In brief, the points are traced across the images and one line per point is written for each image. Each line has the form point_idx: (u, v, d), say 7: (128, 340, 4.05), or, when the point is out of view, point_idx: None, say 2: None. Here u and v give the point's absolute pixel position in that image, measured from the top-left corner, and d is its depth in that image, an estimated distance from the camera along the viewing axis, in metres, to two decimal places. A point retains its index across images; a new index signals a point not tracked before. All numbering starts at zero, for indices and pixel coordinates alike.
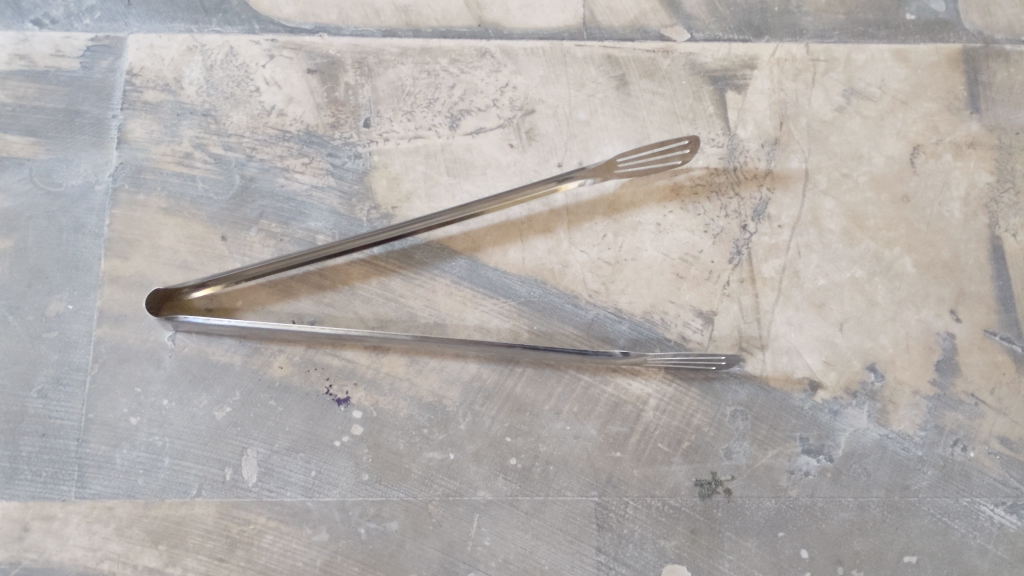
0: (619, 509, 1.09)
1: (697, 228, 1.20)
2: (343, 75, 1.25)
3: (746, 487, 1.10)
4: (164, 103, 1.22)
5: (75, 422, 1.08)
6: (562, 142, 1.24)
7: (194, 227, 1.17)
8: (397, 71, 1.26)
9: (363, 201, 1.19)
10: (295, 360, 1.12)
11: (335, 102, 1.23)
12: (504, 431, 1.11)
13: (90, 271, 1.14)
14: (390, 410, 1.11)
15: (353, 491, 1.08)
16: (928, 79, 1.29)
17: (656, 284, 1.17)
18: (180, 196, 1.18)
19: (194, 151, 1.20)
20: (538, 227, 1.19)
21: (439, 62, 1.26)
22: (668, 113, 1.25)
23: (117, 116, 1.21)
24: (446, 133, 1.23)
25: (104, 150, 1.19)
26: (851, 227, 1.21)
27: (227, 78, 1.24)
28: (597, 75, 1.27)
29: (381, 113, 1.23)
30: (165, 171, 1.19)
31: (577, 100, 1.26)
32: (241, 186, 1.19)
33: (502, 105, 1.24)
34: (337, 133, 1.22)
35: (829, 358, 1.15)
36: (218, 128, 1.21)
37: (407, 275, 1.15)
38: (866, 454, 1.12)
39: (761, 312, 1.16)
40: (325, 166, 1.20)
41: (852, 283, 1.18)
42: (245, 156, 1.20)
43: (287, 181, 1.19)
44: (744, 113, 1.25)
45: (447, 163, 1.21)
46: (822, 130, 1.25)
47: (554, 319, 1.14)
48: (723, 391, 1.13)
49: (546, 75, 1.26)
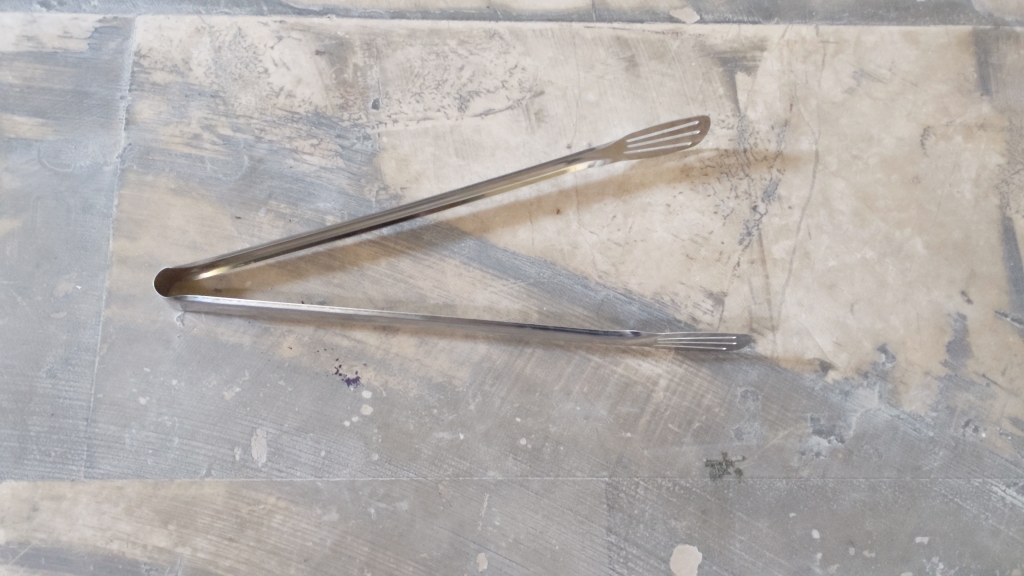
0: (629, 489, 1.08)
1: (707, 209, 1.19)
2: (351, 56, 1.25)
3: (757, 468, 1.10)
4: (173, 85, 1.22)
5: (84, 403, 1.08)
6: (572, 124, 1.23)
7: (202, 208, 1.16)
8: (406, 53, 1.25)
9: (372, 182, 1.19)
10: (305, 340, 1.12)
11: (344, 84, 1.23)
12: (514, 411, 1.11)
13: (98, 252, 1.14)
14: (399, 391, 1.11)
15: (363, 472, 1.08)
16: (938, 60, 1.28)
17: (667, 265, 1.16)
18: (189, 176, 1.18)
19: (202, 132, 1.20)
20: (547, 208, 1.19)
21: (447, 44, 1.26)
22: (677, 94, 1.25)
23: (126, 97, 1.21)
24: (455, 115, 1.23)
25: (111, 131, 1.19)
26: (862, 208, 1.20)
27: (235, 59, 1.24)
28: (606, 56, 1.27)
29: (390, 95, 1.23)
30: (173, 152, 1.19)
31: (586, 81, 1.25)
32: (249, 167, 1.18)
33: (511, 87, 1.24)
34: (346, 114, 1.22)
35: (840, 339, 1.15)
36: (227, 108, 1.21)
37: (416, 256, 1.15)
38: (878, 435, 1.11)
39: (772, 293, 1.16)
40: (334, 147, 1.20)
41: (862, 264, 1.18)
42: (253, 138, 1.20)
43: (296, 163, 1.19)
44: (754, 94, 1.25)
45: (456, 144, 1.21)
46: (832, 111, 1.25)
47: (563, 300, 1.14)
48: (733, 372, 1.13)
49: (555, 57, 1.26)
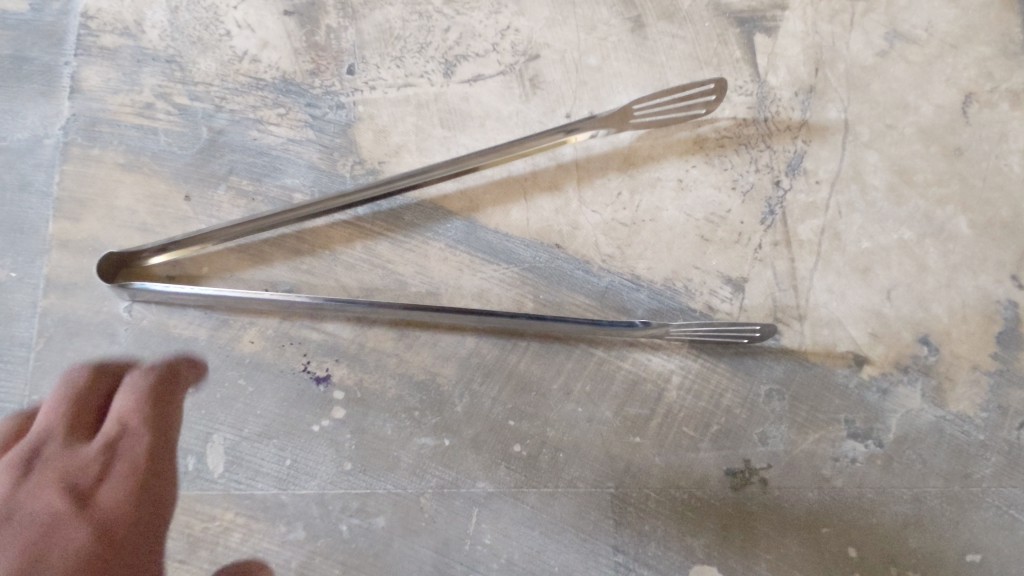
0: (638, 502, 1.01)
1: (722, 184, 1.13)
2: (323, 18, 1.20)
3: (784, 477, 1.02)
4: (123, 49, 1.16)
5: (15, 404, 1.01)
6: (572, 90, 1.18)
7: (154, 184, 1.10)
8: (385, 13, 1.20)
9: (346, 156, 1.12)
10: (267, 335, 1.05)
11: (315, 47, 1.18)
12: (507, 413, 1.04)
13: (36, 234, 1.07)
14: (376, 390, 1.04)
15: (332, 484, 1.01)
16: (979, 20, 1.23)
17: (679, 248, 1.10)
18: (140, 150, 1.11)
19: (156, 101, 1.14)
20: (544, 184, 1.12)
21: (432, 4, 1.21)
22: (689, 58, 1.20)
23: (70, 63, 1.15)
24: (440, 81, 1.17)
25: (53, 101, 1.13)
26: (899, 183, 1.14)
27: (193, 21, 1.19)
28: (609, 17, 1.22)
29: (367, 59, 1.17)
30: (123, 123, 1.12)
31: (588, 44, 1.20)
32: (207, 139, 1.12)
33: (503, 50, 1.19)
34: (317, 80, 1.16)
35: (875, 330, 1.08)
36: (183, 75, 1.15)
37: (394, 238, 1.08)
38: (921, 438, 1.04)
39: (799, 278, 1.09)
40: (303, 117, 1.14)
41: (899, 244, 1.11)
42: (212, 107, 1.14)
43: (260, 134, 1.13)
44: (774, 58, 1.20)
45: (440, 115, 1.15)
46: (863, 76, 1.20)
47: (561, 287, 1.07)
48: (756, 368, 1.06)
49: (552, 17, 1.22)
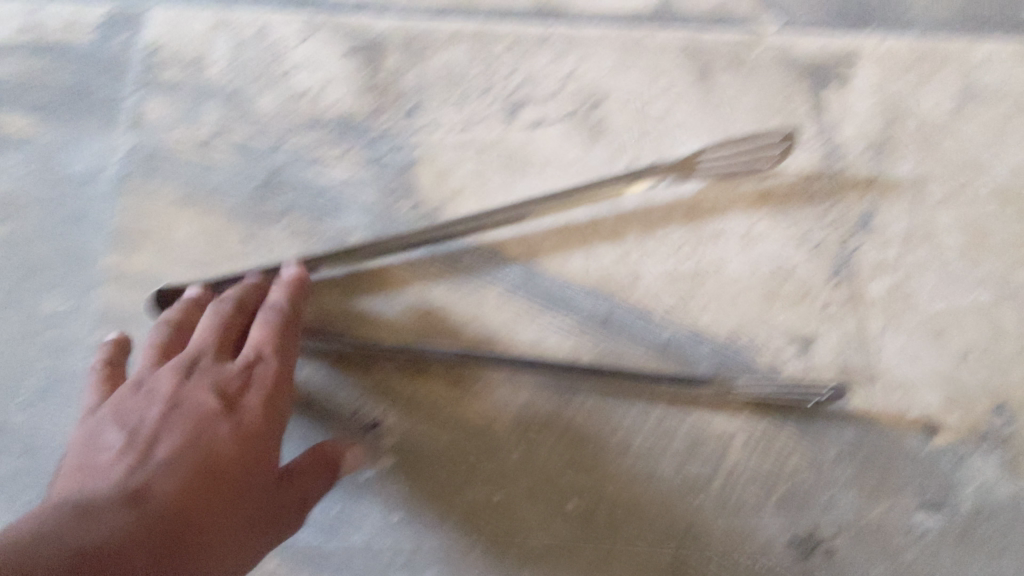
0: (699, 566, 0.89)
1: (789, 240, 0.96)
2: (385, 59, 1.07)
3: (854, 548, 0.89)
4: (186, 84, 1.07)
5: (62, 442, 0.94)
6: (632, 141, 1.02)
7: (209, 222, 1.01)
8: (450, 57, 1.06)
9: (403, 198, 1.01)
10: (318, 376, 0.95)
11: (377, 88, 1.05)
12: (563, 466, 0.91)
13: (93, 267, 1.00)
14: (425, 437, 0.93)
15: (381, 535, 0.91)
16: None
17: (743, 303, 0.94)
18: (200, 184, 1.02)
19: (213, 140, 1.04)
20: (604, 232, 0.98)
21: (493, 50, 1.06)
22: (752, 112, 1.02)
23: (132, 95, 1.07)
24: (502, 124, 1.03)
25: (115, 134, 1.05)
26: (974, 243, 0.97)
27: (256, 57, 1.08)
28: (671, 67, 1.04)
29: (430, 101, 1.05)
30: (183, 158, 1.04)
31: (650, 92, 1.03)
32: (264, 179, 1.02)
33: (563, 98, 1.04)
34: (377, 120, 1.04)
35: (952, 394, 0.92)
36: (244, 112, 1.05)
37: (450, 282, 0.97)
38: (998, 512, 0.89)
39: (868, 337, 0.93)
40: (363, 157, 1.02)
41: (974, 308, 0.95)
42: (271, 144, 1.03)
43: (319, 174, 1.02)
44: (839, 116, 1.01)
45: (502, 159, 1.02)
46: (933, 134, 1.00)
47: (623, 336, 0.94)
48: (824, 431, 0.91)
49: (617, 64, 1.05)
